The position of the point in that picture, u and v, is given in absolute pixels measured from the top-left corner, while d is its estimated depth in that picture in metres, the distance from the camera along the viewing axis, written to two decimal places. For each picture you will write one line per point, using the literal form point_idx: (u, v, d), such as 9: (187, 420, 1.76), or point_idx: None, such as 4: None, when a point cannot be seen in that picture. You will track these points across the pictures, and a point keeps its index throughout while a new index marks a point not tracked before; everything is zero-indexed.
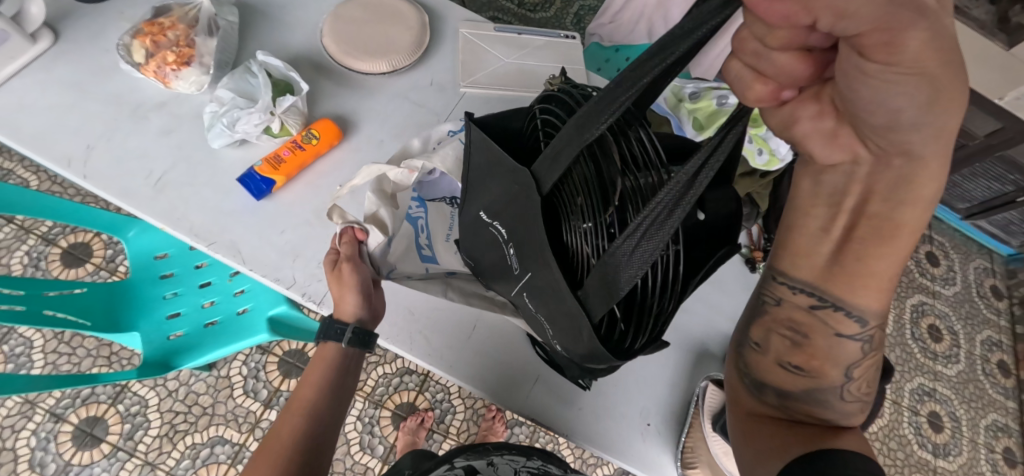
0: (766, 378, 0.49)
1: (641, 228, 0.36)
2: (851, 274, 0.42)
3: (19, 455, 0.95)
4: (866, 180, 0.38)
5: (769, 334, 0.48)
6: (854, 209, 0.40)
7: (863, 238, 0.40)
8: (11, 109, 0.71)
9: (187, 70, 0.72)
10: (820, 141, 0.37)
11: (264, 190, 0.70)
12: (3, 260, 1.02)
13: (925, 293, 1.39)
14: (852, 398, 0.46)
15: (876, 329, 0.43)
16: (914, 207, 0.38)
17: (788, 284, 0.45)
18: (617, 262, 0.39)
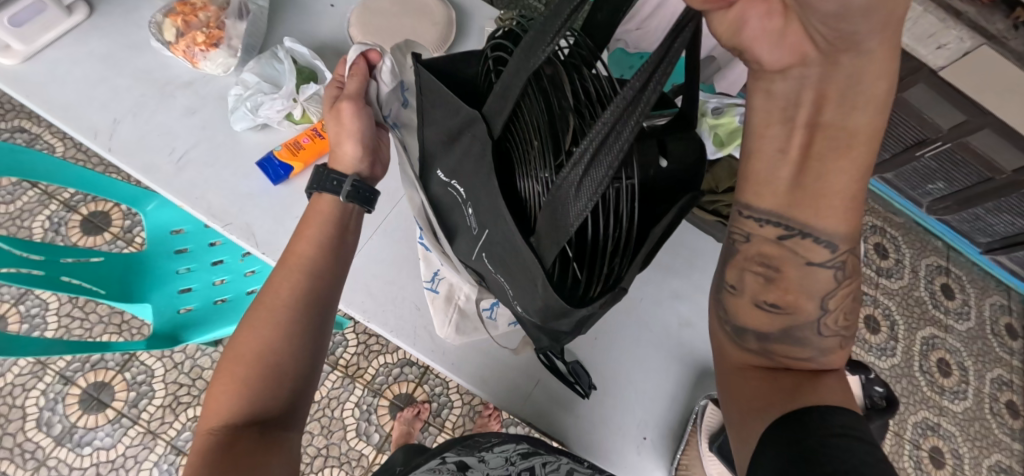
0: (745, 323, 0.47)
1: (591, 152, 0.35)
2: (817, 194, 0.42)
3: (27, 414, 0.98)
4: (819, 84, 0.39)
5: (743, 275, 0.46)
6: (810, 122, 0.40)
7: (824, 152, 0.40)
8: (43, 79, 0.73)
9: (214, 52, 0.73)
10: (767, 41, 0.38)
11: (282, 176, 0.72)
12: (25, 223, 1.05)
13: (937, 327, 1.37)
14: (830, 332, 0.45)
15: (847, 253, 0.43)
16: (868, 108, 0.39)
17: (755, 218, 0.44)
18: (566, 195, 0.38)
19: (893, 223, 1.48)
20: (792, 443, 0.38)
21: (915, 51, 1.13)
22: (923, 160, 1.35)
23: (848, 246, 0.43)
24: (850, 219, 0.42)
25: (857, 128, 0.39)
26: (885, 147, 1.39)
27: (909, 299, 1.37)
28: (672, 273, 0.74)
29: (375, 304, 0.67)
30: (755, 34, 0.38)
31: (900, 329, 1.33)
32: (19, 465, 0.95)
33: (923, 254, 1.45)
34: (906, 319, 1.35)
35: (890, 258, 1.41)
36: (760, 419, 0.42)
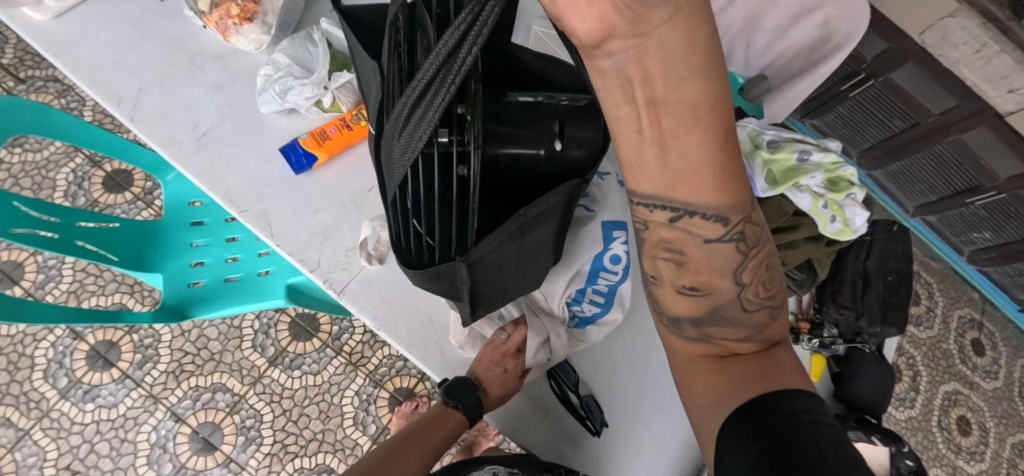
0: (677, 313, 0.49)
1: (404, 115, 0.36)
2: (685, 172, 0.41)
3: (36, 363, 0.99)
4: (640, 58, 0.36)
5: (656, 264, 0.48)
6: (649, 100, 0.38)
7: (674, 127, 0.39)
8: (73, 37, 0.71)
9: (248, 27, 0.70)
10: (581, 9, 0.35)
11: (305, 165, 0.69)
12: (50, 174, 1.05)
13: (961, 382, 1.31)
14: (754, 306, 0.48)
15: (741, 223, 0.44)
16: (691, 79, 0.37)
17: (643, 204, 0.44)
18: (393, 138, 0.38)
19: (929, 268, 1.41)
20: (753, 432, 0.40)
21: (982, 92, 1.07)
22: (971, 207, 1.27)
23: (739, 216, 0.43)
24: (726, 188, 0.42)
25: (692, 98, 0.38)
26: (933, 189, 1.32)
27: (935, 350, 1.32)
28: None
29: (387, 311, 0.67)
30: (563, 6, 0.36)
31: (922, 381, 1.28)
32: (23, 413, 0.96)
33: (956, 305, 1.39)
34: (929, 371, 1.29)
35: (921, 304, 1.35)
36: (719, 413, 0.45)
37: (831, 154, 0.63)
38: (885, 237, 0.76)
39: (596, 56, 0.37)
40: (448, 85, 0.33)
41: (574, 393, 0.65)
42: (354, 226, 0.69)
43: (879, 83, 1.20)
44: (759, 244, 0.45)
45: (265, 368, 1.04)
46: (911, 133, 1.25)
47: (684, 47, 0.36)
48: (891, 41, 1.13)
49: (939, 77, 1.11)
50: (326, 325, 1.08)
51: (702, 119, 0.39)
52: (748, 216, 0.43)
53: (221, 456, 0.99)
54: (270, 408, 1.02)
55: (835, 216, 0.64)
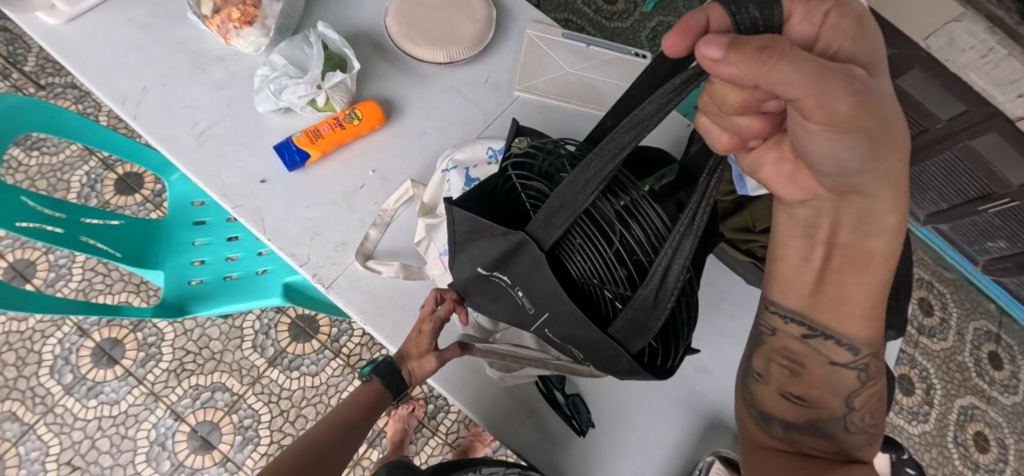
0: (770, 411, 0.50)
1: (661, 264, 0.44)
2: (838, 301, 0.46)
3: (43, 359, 1.01)
4: (834, 212, 0.44)
5: (769, 364, 0.50)
6: (827, 242, 0.45)
7: (841, 267, 0.45)
8: (84, 41, 0.74)
9: (248, 30, 0.73)
10: (783, 183, 0.45)
11: (298, 162, 0.71)
12: (64, 176, 1.08)
13: (979, 397, 1.26)
14: (857, 429, 0.47)
15: (870, 356, 0.46)
16: (880, 237, 0.43)
17: (779, 313, 0.49)
18: (646, 304, 0.46)
19: (942, 278, 1.37)
20: None
21: (992, 97, 1.05)
22: (984, 215, 1.24)
23: (871, 349, 0.46)
24: (872, 324, 0.45)
25: (874, 251, 0.43)
26: (944, 196, 1.29)
27: (950, 363, 1.27)
28: (694, 312, 0.72)
29: (374, 306, 0.68)
30: (769, 175, 0.45)
31: (937, 394, 1.24)
32: (28, 407, 0.98)
33: (972, 317, 1.35)
34: (944, 385, 1.25)
35: (935, 316, 1.31)
36: None
37: None
38: None
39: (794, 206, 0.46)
40: (700, 228, 0.43)
41: (560, 391, 0.65)
42: (343, 222, 0.71)
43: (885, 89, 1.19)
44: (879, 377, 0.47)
45: (264, 368, 1.05)
46: (919, 141, 1.23)
47: (886, 209, 0.42)
48: (896, 47, 1.12)
49: (946, 82, 1.10)
50: (326, 326, 1.08)
51: (875, 267, 0.44)
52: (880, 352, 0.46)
53: (218, 455, 1.00)
54: (268, 407, 1.03)
55: None
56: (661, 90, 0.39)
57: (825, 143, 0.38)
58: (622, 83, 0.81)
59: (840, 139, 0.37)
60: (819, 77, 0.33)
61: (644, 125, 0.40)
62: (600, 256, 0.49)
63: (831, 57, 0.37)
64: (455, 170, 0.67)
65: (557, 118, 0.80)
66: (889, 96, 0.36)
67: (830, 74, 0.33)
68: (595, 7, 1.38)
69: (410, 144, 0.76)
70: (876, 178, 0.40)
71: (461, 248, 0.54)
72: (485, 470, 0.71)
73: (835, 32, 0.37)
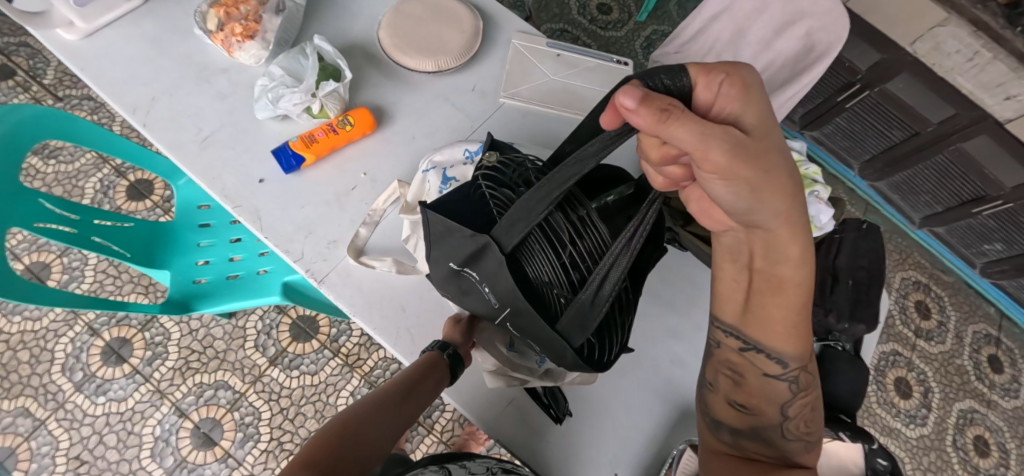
0: (721, 417, 0.54)
1: (602, 272, 0.50)
2: (763, 319, 0.50)
3: (55, 358, 1.06)
4: (749, 242, 0.49)
5: (717, 375, 0.55)
6: (749, 266, 0.50)
7: (760, 289, 0.50)
8: (98, 56, 0.80)
9: (250, 43, 0.78)
10: (704, 217, 0.51)
11: (294, 166, 0.75)
12: (80, 182, 1.14)
13: (978, 401, 1.25)
14: (793, 436, 0.52)
15: (798, 370, 0.51)
16: (787, 264, 0.48)
17: (721, 328, 0.54)
18: (588, 305, 0.51)
19: (939, 281, 1.38)
20: None
21: (981, 100, 1.06)
22: (979, 218, 1.24)
23: (798, 364, 0.51)
24: (794, 340, 0.50)
25: (785, 276, 0.48)
26: (938, 199, 1.30)
27: (949, 366, 1.27)
28: (670, 307, 0.74)
29: (363, 300, 0.71)
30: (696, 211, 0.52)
31: (935, 398, 1.23)
32: (41, 404, 1.03)
33: (970, 320, 1.35)
34: (942, 388, 1.25)
35: (932, 319, 1.32)
36: None
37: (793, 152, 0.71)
38: (854, 235, 0.76)
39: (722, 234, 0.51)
40: (636, 245, 0.50)
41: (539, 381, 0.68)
42: (335, 220, 0.75)
43: (875, 93, 1.21)
44: (810, 389, 0.52)
45: (265, 367, 1.09)
46: (910, 144, 1.24)
47: (789, 238, 0.47)
48: (885, 52, 1.13)
49: (935, 86, 1.11)
50: (325, 327, 1.13)
51: (787, 291, 0.48)
52: (806, 366, 0.51)
53: (219, 451, 1.04)
54: (269, 405, 1.07)
55: None
56: (602, 135, 0.45)
57: (719, 189, 0.43)
58: (604, 89, 0.84)
59: (729, 184, 0.43)
60: (703, 133, 0.40)
61: (586, 161, 0.45)
62: (552, 260, 0.53)
63: (724, 120, 0.43)
64: (434, 170, 0.71)
65: (541, 123, 0.83)
66: (768, 150, 0.43)
67: (714, 132, 0.40)
68: (590, 17, 1.42)
69: (399, 148, 0.80)
70: (770, 213, 0.45)
71: (437, 243, 0.56)
72: (478, 459, 0.72)
73: (727, 100, 0.43)
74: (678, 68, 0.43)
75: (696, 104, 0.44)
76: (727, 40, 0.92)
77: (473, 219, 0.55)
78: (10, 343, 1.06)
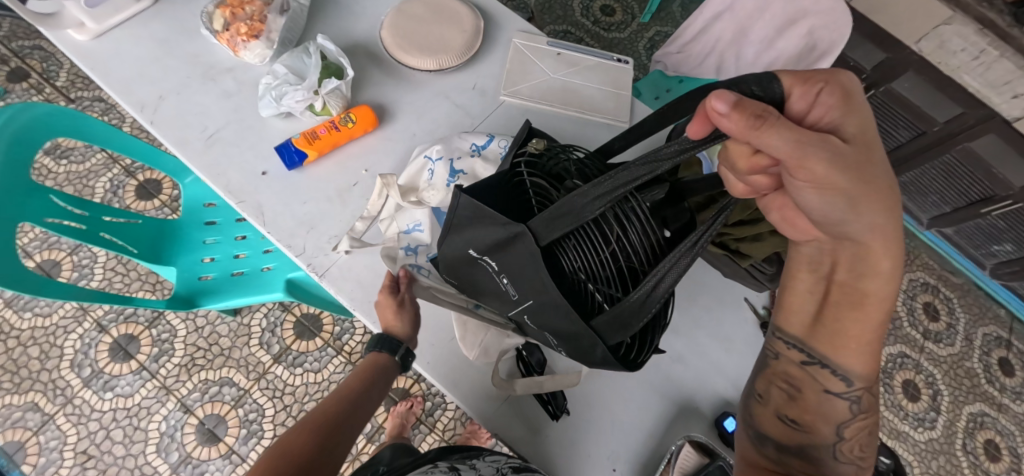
0: (767, 431, 0.50)
1: (653, 279, 0.46)
2: (835, 334, 0.45)
3: (64, 354, 1.08)
4: (833, 252, 0.44)
5: (770, 386, 0.50)
6: (828, 277, 0.45)
7: (837, 302, 0.45)
8: (108, 55, 0.82)
9: (254, 43, 0.79)
10: (785, 227, 0.47)
11: (297, 162, 0.76)
12: (90, 182, 1.16)
13: (989, 404, 1.23)
14: (846, 459, 0.47)
15: (863, 389, 0.46)
16: (875, 279, 0.43)
17: (784, 340, 0.49)
18: (631, 309, 0.48)
19: (948, 283, 1.36)
20: None
21: (987, 99, 1.05)
22: (988, 218, 1.23)
23: (865, 385, 0.46)
24: (869, 358, 0.45)
25: (869, 290, 0.43)
26: (946, 199, 1.28)
27: (958, 369, 1.25)
28: None
29: (362, 294, 0.72)
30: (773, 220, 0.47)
31: (944, 401, 1.22)
32: (50, 399, 1.05)
33: (980, 322, 1.33)
34: (951, 391, 1.23)
35: (941, 321, 1.30)
36: None
37: None
38: None
39: (800, 244, 0.47)
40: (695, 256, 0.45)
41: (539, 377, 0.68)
42: (336, 216, 0.76)
43: (881, 92, 1.20)
44: (871, 411, 0.47)
45: (270, 364, 1.11)
46: (916, 144, 1.23)
47: (881, 251, 0.42)
48: (890, 51, 1.12)
49: (941, 85, 1.10)
50: (329, 325, 1.14)
51: (868, 305, 0.43)
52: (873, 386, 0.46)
53: (224, 447, 1.05)
54: (273, 402, 1.08)
55: None
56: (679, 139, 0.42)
57: (812, 199, 0.41)
58: (604, 87, 0.85)
59: (822, 194, 0.40)
60: (801, 142, 0.38)
61: (658, 163, 0.42)
62: (595, 256, 0.49)
63: (820, 129, 0.41)
64: (440, 160, 0.71)
65: (541, 121, 0.84)
66: (873, 161, 0.40)
67: (811, 139, 0.38)
68: (593, 19, 1.43)
69: (399, 145, 0.81)
70: (866, 225, 0.41)
71: (456, 230, 0.56)
72: (487, 458, 0.69)
73: (826, 108, 0.40)
74: (770, 77, 0.40)
75: (791, 113, 0.41)
76: (730, 38, 0.93)
77: (503, 204, 0.54)
78: (21, 339, 1.08)
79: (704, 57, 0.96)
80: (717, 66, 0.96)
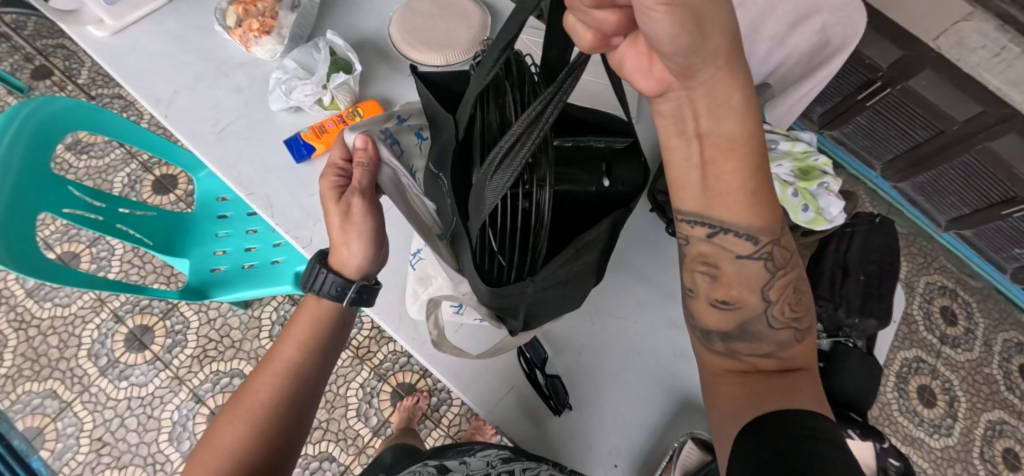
0: (709, 326, 0.52)
1: (499, 157, 0.42)
2: (723, 194, 0.46)
3: (82, 343, 1.11)
4: (690, 102, 0.44)
5: (694, 278, 0.51)
6: (696, 133, 0.45)
7: (714, 158, 0.45)
8: (125, 51, 0.84)
9: (266, 39, 0.81)
10: (640, 78, 0.45)
11: (304, 155, 0.78)
12: (109, 176, 1.19)
13: (1008, 411, 1.20)
14: (779, 324, 0.50)
15: (770, 244, 0.48)
16: (732, 118, 0.43)
17: (687, 220, 0.49)
18: (480, 189, 0.44)
19: (966, 287, 1.33)
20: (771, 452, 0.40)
21: (1009, 97, 1.01)
22: (1009, 220, 1.20)
23: (769, 237, 0.48)
24: (756, 210, 0.46)
25: (731, 133, 0.44)
26: (965, 201, 1.25)
27: (976, 375, 1.22)
28: (673, 300, 0.73)
29: None
30: (632, 72, 0.45)
31: (961, 407, 1.18)
32: (67, 386, 1.08)
33: (1000, 327, 1.29)
34: (969, 397, 1.20)
35: (959, 325, 1.27)
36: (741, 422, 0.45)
37: (801, 143, 0.67)
38: (866, 228, 0.73)
39: (659, 101, 0.45)
40: (533, 138, 0.42)
41: (541, 372, 0.67)
42: None
43: (897, 90, 1.18)
44: (787, 266, 0.49)
45: None
46: (935, 143, 1.20)
47: (726, 88, 0.42)
48: (907, 48, 1.10)
49: (961, 83, 1.07)
50: None
51: (739, 151, 0.44)
52: (778, 238, 0.47)
53: None
54: None
55: (808, 204, 0.64)
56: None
57: (660, 24, 0.36)
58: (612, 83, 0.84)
59: (672, 16, 0.35)
60: None
61: (522, 12, 0.37)
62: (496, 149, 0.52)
63: None
64: None
65: None
66: None
67: None
68: None
69: None
70: (709, 58, 0.39)
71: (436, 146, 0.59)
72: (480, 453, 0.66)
73: None
74: None
75: None
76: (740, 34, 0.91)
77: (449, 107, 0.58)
78: (41, 328, 1.12)
79: None
80: None
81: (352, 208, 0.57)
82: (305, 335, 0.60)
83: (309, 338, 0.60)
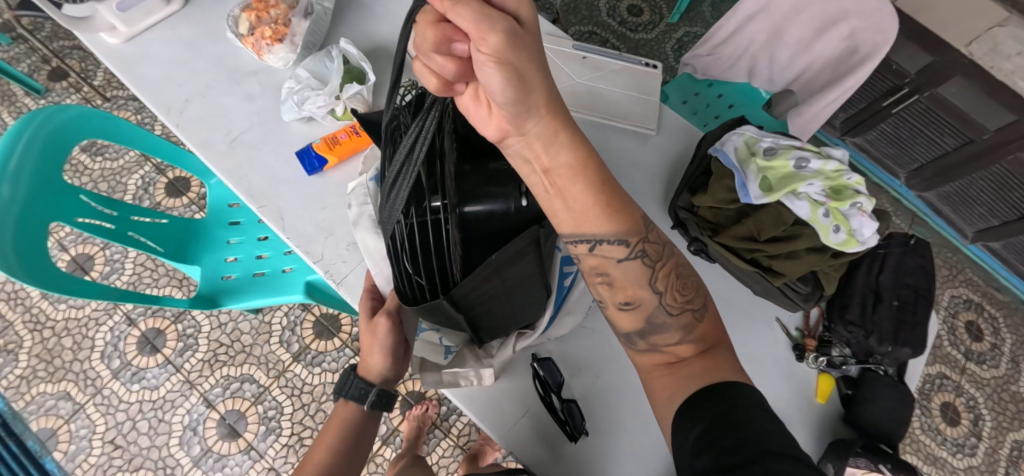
0: (625, 329, 0.55)
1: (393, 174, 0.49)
2: (587, 213, 0.50)
3: (95, 345, 1.12)
4: (531, 145, 0.47)
5: (596, 289, 0.55)
6: (544, 170, 0.48)
7: (568, 185, 0.49)
8: (137, 57, 0.83)
9: (278, 46, 0.80)
10: (484, 123, 0.46)
11: (316, 167, 0.77)
12: (122, 178, 1.19)
13: None
14: (675, 310, 0.53)
15: (641, 243, 0.52)
16: (566, 153, 0.48)
17: (572, 242, 0.52)
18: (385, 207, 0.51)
19: (994, 301, 1.29)
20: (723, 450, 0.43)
21: None
22: None
23: (637, 238, 0.52)
24: (616, 220, 0.51)
25: (570, 165, 0.48)
26: (994, 212, 1.21)
27: (1002, 392, 1.19)
28: None
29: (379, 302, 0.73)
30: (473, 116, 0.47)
31: (985, 426, 1.15)
32: (81, 388, 1.09)
33: None
34: (993, 415, 1.16)
35: (984, 341, 1.23)
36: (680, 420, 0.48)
37: (834, 162, 0.64)
38: (899, 251, 0.70)
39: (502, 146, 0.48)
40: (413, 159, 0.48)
41: (557, 396, 0.66)
42: None
43: (925, 98, 1.13)
44: (660, 258, 0.53)
45: (289, 363, 1.12)
46: (962, 153, 1.16)
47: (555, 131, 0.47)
48: (937, 54, 1.06)
49: (996, 92, 1.03)
50: (348, 326, 1.16)
51: (583, 176, 0.48)
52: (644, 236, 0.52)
53: (243, 443, 1.07)
54: (291, 400, 1.10)
55: (839, 225, 0.62)
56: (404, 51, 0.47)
57: (492, 78, 0.41)
58: (631, 93, 0.82)
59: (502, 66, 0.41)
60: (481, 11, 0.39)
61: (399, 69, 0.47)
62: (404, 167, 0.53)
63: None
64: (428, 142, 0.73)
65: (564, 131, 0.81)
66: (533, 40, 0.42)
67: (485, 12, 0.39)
68: (620, 19, 1.39)
69: None
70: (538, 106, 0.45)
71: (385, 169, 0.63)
72: None
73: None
74: None
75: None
76: (763, 41, 0.88)
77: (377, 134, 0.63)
78: (56, 330, 1.12)
79: (736, 59, 0.92)
80: (749, 69, 0.92)
81: (378, 327, 0.67)
82: (334, 439, 0.69)
83: (339, 440, 0.69)
